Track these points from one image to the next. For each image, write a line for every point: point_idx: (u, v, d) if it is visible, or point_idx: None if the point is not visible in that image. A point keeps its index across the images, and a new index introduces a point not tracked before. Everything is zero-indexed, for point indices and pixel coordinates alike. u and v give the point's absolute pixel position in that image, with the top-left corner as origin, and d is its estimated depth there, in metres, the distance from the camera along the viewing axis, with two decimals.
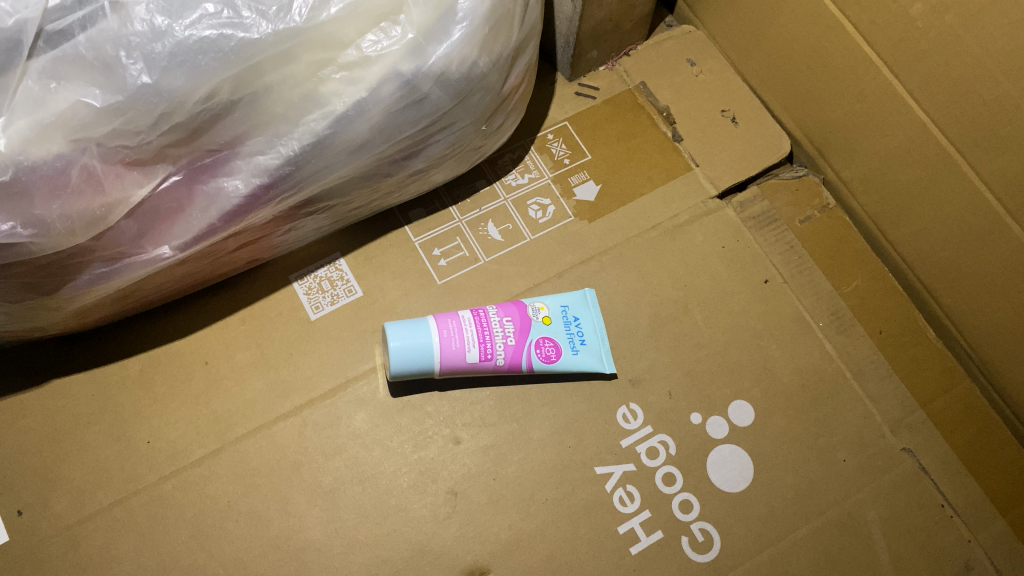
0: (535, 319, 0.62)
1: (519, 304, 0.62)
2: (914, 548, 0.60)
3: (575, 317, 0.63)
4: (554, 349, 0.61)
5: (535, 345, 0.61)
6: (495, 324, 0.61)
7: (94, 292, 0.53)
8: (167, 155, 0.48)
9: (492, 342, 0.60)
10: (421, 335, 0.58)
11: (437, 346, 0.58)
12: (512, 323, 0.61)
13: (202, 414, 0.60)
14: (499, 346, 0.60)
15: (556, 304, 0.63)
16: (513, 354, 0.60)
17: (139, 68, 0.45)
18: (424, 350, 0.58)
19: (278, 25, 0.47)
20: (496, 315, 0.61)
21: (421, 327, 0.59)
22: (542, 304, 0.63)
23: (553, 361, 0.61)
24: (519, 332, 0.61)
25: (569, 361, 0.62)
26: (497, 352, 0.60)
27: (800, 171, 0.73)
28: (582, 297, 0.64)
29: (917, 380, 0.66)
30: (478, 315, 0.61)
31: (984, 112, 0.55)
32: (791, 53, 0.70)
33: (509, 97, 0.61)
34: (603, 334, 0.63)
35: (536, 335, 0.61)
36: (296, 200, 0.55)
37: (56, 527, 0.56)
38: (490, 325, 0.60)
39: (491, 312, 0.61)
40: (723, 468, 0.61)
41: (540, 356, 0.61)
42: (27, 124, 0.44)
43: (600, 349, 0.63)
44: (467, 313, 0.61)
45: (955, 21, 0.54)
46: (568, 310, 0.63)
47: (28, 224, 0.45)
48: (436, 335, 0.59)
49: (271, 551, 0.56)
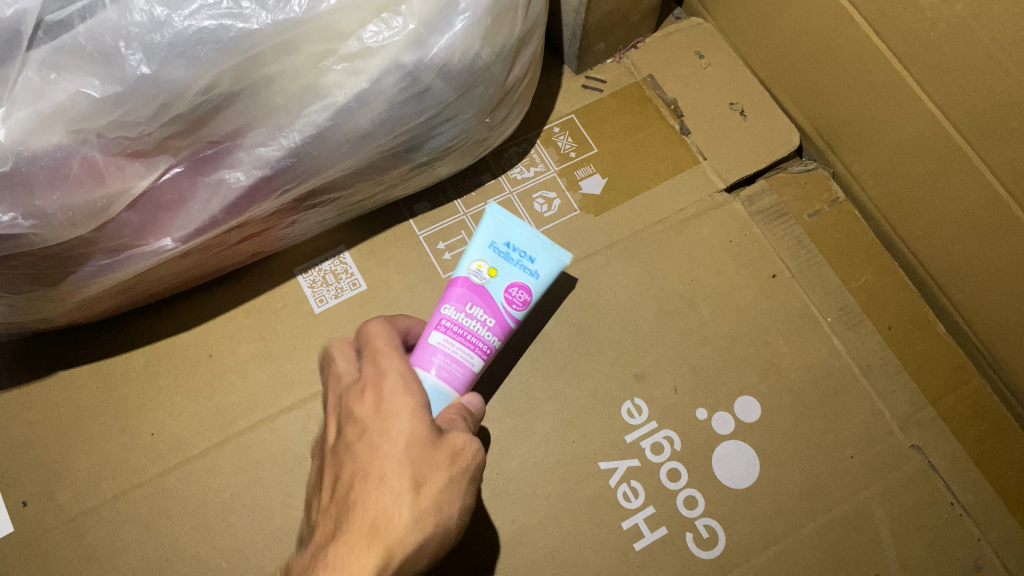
0: (486, 282, 0.48)
1: (459, 284, 0.49)
2: (922, 546, 0.59)
3: (507, 242, 0.49)
4: (522, 290, 0.48)
5: (508, 303, 0.48)
6: (465, 324, 0.47)
7: (97, 283, 0.53)
8: (168, 147, 0.48)
9: (478, 341, 0.47)
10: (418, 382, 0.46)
11: (445, 374, 0.46)
12: (479, 304, 0.48)
13: (205, 407, 0.60)
14: (486, 336, 0.48)
15: (482, 250, 0.49)
16: (502, 329, 0.48)
17: (138, 59, 0.45)
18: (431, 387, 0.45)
19: (277, 16, 0.47)
20: (457, 313, 0.47)
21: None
22: (473, 262, 0.49)
23: (530, 302, 0.49)
24: (488, 305, 0.48)
25: (540, 289, 0.49)
26: (488, 342, 0.48)
27: (809, 164, 0.72)
28: (497, 213, 0.49)
29: (928, 377, 0.65)
30: (447, 320, 0.47)
31: (995, 105, 0.53)
32: (801, 45, 0.68)
33: (513, 89, 0.60)
34: (542, 240, 0.49)
35: (499, 294, 0.48)
36: (299, 192, 0.55)
37: (60, 518, 0.56)
38: (462, 327, 0.47)
39: (450, 312, 0.48)
40: (729, 465, 0.61)
41: (520, 309, 0.49)
42: (27, 115, 0.44)
43: (552, 253, 0.49)
44: (439, 324, 0.47)
45: (966, 11, 0.52)
46: (495, 241, 0.49)
47: (29, 215, 0.46)
48: (430, 368, 0.46)
49: (273, 544, 0.56)
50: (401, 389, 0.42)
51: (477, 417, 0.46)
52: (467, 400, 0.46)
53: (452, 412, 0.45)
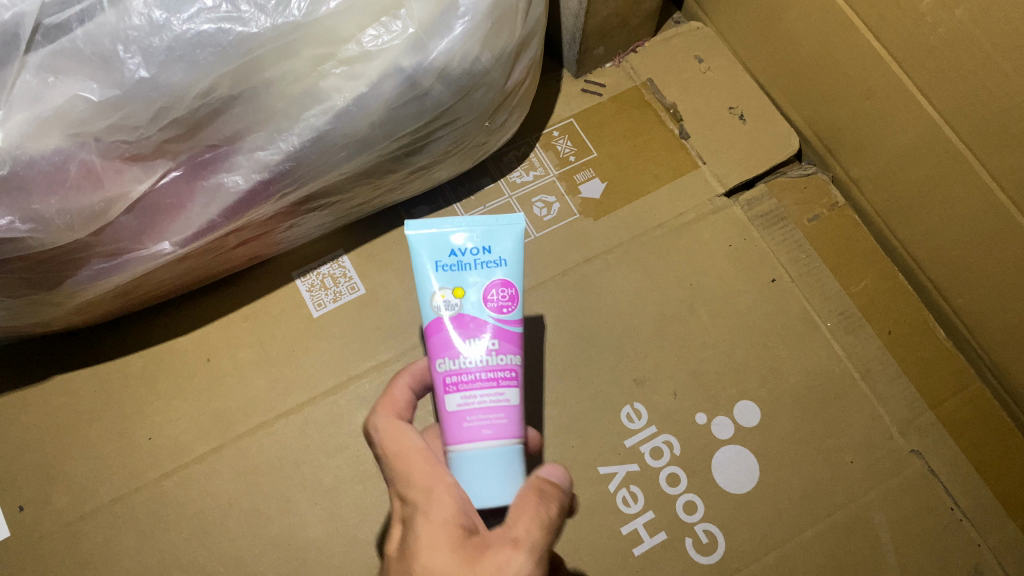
0: (461, 305, 0.40)
1: (438, 327, 0.40)
2: (922, 552, 0.59)
3: (452, 249, 0.41)
4: (502, 287, 0.40)
5: (497, 310, 0.40)
6: (468, 367, 0.39)
7: (96, 287, 0.53)
8: (166, 151, 0.48)
9: (498, 374, 0.39)
10: (475, 458, 0.38)
11: (493, 431, 0.38)
12: (472, 334, 0.40)
13: (203, 411, 0.60)
14: (500, 362, 0.40)
15: (435, 275, 0.40)
16: (512, 340, 0.40)
17: (137, 63, 0.45)
18: (492, 456, 0.38)
19: (277, 20, 0.47)
20: (457, 359, 0.39)
21: (462, 460, 0.38)
22: (435, 295, 0.40)
23: (518, 294, 0.41)
24: (476, 327, 0.40)
25: (518, 274, 0.41)
26: (510, 365, 0.40)
27: (808, 169, 0.72)
28: (426, 226, 0.41)
29: (928, 382, 0.65)
30: (452, 375, 0.39)
31: (995, 110, 0.53)
32: (800, 50, 0.68)
33: (513, 93, 0.60)
34: (484, 221, 0.41)
35: (478, 309, 0.40)
36: (298, 195, 0.55)
37: (57, 523, 0.56)
38: (470, 371, 0.39)
39: (447, 364, 0.40)
40: (729, 470, 0.60)
41: (512, 308, 0.40)
42: (24, 119, 0.44)
43: (502, 227, 0.41)
44: (447, 385, 0.39)
45: (966, 16, 0.52)
46: (440, 257, 0.41)
47: (27, 219, 0.45)
48: (473, 436, 0.38)
49: (271, 548, 0.56)
50: (420, 509, 0.36)
51: (567, 493, 0.39)
52: (547, 473, 0.40)
53: (532, 486, 0.38)
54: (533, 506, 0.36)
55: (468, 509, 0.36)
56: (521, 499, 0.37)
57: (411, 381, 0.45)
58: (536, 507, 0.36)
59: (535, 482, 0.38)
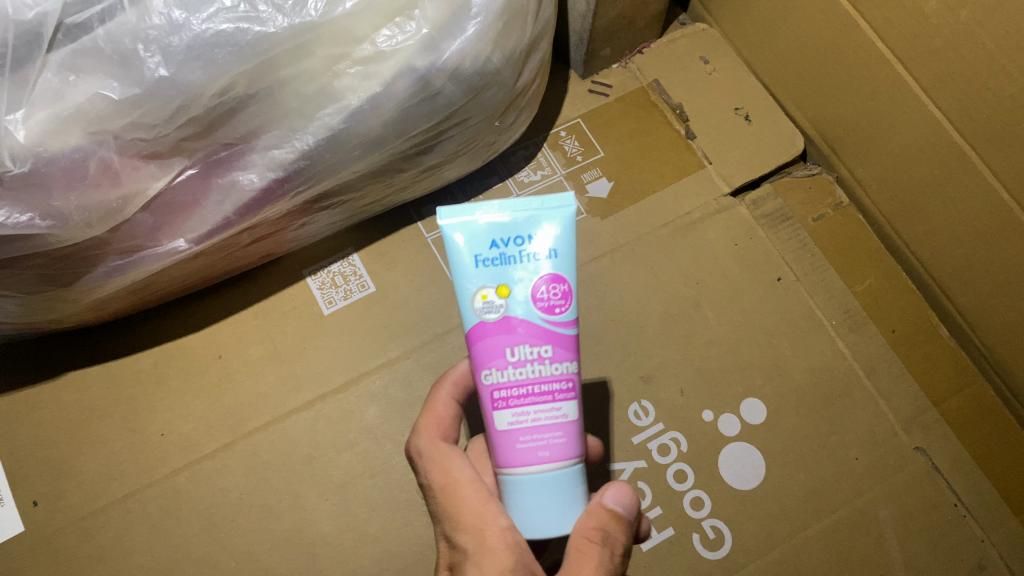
0: (506, 307, 0.37)
1: (483, 333, 0.37)
2: (926, 547, 0.60)
3: (493, 241, 0.37)
4: (553, 283, 0.37)
5: (548, 311, 0.37)
6: (519, 379, 0.37)
7: (111, 283, 0.53)
8: (182, 149, 0.49)
9: (553, 387, 0.37)
10: (532, 483, 0.36)
11: (549, 452, 0.36)
12: (521, 342, 0.37)
13: (214, 407, 0.60)
14: (554, 371, 0.37)
15: (476, 272, 0.37)
16: (566, 344, 0.37)
17: (156, 61, 0.45)
18: (551, 480, 0.36)
19: (294, 19, 0.47)
20: (507, 371, 0.37)
21: (517, 485, 0.36)
22: (477, 295, 0.37)
23: (572, 289, 0.37)
24: (526, 331, 0.37)
25: (570, 266, 0.37)
26: (566, 374, 0.37)
27: (813, 169, 0.73)
28: (462, 217, 0.37)
29: (931, 379, 0.65)
30: (502, 389, 0.37)
31: (999, 111, 0.54)
32: (805, 51, 0.69)
33: (522, 93, 0.61)
34: (530, 205, 0.37)
35: (526, 311, 0.37)
36: (311, 194, 0.55)
37: (70, 518, 0.56)
38: (521, 385, 0.37)
39: (495, 376, 0.37)
40: (735, 466, 0.61)
41: (565, 307, 0.37)
42: (45, 116, 0.44)
43: (550, 213, 0.37)
44: (496, 400, 0.37)
45: (971, 18, 0.53)
46: (479, 249, 0.37)
47: (46, 216, 0.46)
48: (528, 458, 0.36)
49: (282, 543, 0.57)
50: (472, 560, 0.37)
51: (628, 519, 0.39)
52: (608, 499, 0.39)
53: (593, 525, 0.37)
54: (594, 555, 0.37)
55: (525, 556, 0.37)
56: (580, 545, 0.37)
57: (451, 392, 0.46)
58: (597, 558, 0.37)
59: (595, 521, 0.37)
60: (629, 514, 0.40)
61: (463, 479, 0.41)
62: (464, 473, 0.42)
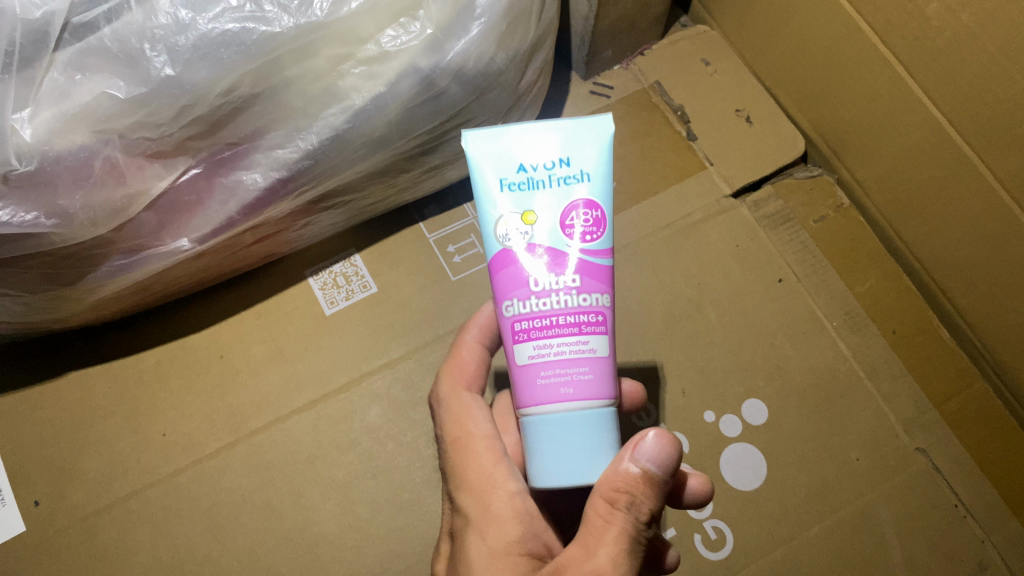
0: (531, 234, 0.37)
1: (507, 262, 0.37)
2: (927, 547, 0.60)
3: (521, 165, 0.37)
4: (586, 209, 0.37)
5: (578, 238, 0.37)
6: (543, 311, 0.36)
7: (115, 283, 0.53)
8: (187, 148, 0.49)
9: (580, 319, 0.36)
10: (558, 424, 0.36)
11: (574, 389, 0.36)
12: (547, 271, 0.37)
13: (217, 407, 0.60)
14: (582, 303, 0.37)
15: (502, 198, 0.37)
16: (595, 274, 0.37)
17: (162, 61, 0.45)
18: (575, 420, 0.35)
19: (299, 19, 0.47)
20: (530, 302, 0.37)
21: (538, 423, 0.36)
22: (500, 222, 0.37)
23: (605, 216, 0.38)
24: (554, 260, 0.37)
25: (603, 193, 0.38)
26: (595, 307, 0.37)
27: (814, 171, 0.74)
28: (490, 142, 0.37)
29: (932, 380, 0.66)
30: (524, 321, 0.37)
31: (1000, 112, 0.54)
32: (806, 54, 0.69)
33: (526, 94, 0.61)
34: (565, 128, 0.37)
35: (554, 238, 0.37)
36: (314, 193, 0.55)
37: (72, 518, 0.56)
38: (545, 316, 0.36)
39: (516, 306, 0.37)
40: (736, 467, 0.61)
41: (595, 234, 0.37)
42: (51, 115, 0.45)
43: (585, 138, 0.37)
44: (519, 332, 0.37)
45: (972, 21, 0.53)
46: (505, 174, 0.37)
47: (52, 215, 0.46)
48: (551, 394, 0.36)
49: (284, 543, 0.57)
50: (475, 527, 0.40)
51: (662, 477, 0.37)
52: (640, 457, 0.36)
53: (616, 489, 0.36)
54: (615, 521, 0.36)
55: (532, 526, 0.39)
56: (600, 508, 0.36)
57: (475, 339, 0.46)
58: (618, 523, 0.36)
59: (619, 483, 0.36)
60: (664, 470, 0.37)
61: (479, 436, 0.42)
62: (480, 429, 0.43)
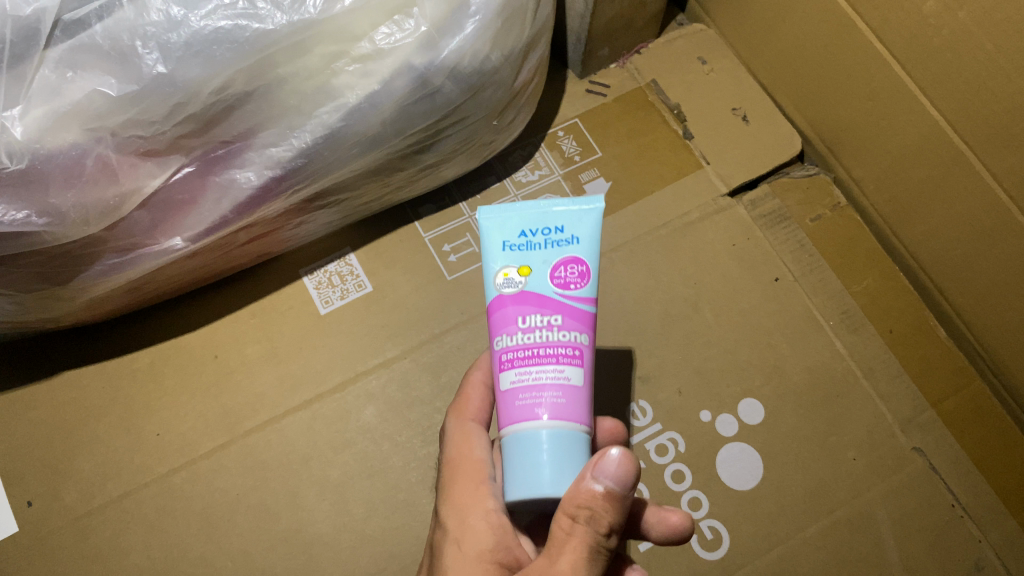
0: (525, 284, 0.39)
1: (500, 305, 0.40)
2: (924, 547, 0.60)
3: (522, 231, 0.40)
4: (573, 264, 0.40)
5: (563, 287, 0.39)
6: (528, 343, 0.39)
7: (107, 282, 0.53)
8: (180, 146, 0.49)
9: (557, 351, 0.38)
10: (528, 440, 0.36)
11: (547, 410, 0.37)
12: (533, 310, 0.39)
13: (211, 407, 0.60)
14: (562, 338, 0.39)
15: (502, 255, 0.40)
16: (578, 317, 0.39)
17: (155, 58, 0.45)
18: (545, 434, 0.36)
19: (292, 17, 0.47)
20: (516, 336, 0.39)
21: (513, 439, 0.37)
22: (499, 273, 0.40)
23: (591, 271, 0.40)
24: (539, 304, 0.39)
25: (590, 252, 0.40)
26: (573, 342, 0.39)
27: (811, 170, 0.73)
28: (496, 212, 0.40)
29: (929, 380, 0.65)
30: (509, 352, 0.39)
31: (998, 110, 0.54)
32: (803, 52, 0.69)
33: (521, 93, 0.61)
34: (562, 203, 0.40)
35: (544, 286, 0.39)
36: (308, 192, 0.55)
37: (66, 518, 0.56)
38: (527, 347, 0.38)
39: (505, 340, 0.39)
40: (733, 467, 0.61)
41: (581, 286, 0.39)
42: (43, 113, 0.44)
43: (581, 211, 0.40)
44: (504, 362, 0.39)
45: (969, 18, 0.53)
46: (508, 237, 0.40)
47: (43, 213, 0.46)
48: (525, 414, 0.37)
49: (279, 544, 0.56)
50: (453, 537, 0.40)
51: (626, 491, 0.36)
52: (601, 472, 0.35)
53: (577, 503, 0.35)
54: (575, 534, 0.35)
55: (504, 539, 0.38)
56: (562, 522, 0.35)
57: (485, 376, 0.47)
58: (577, 538, 0.35)
59: (580, 497, 0.35)
60: (628, 484, 0.36)
61: (475, 459, 0.43)
62: (478, 455, 0.43)
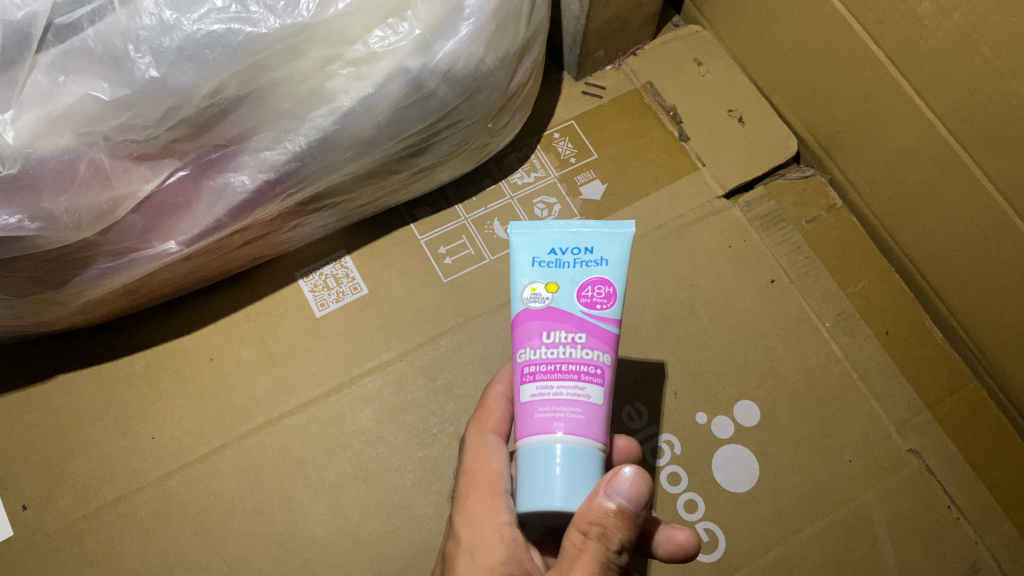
0: (551, 299, 0.40)
1: (525, 318, 0.41)
2: (919, 549, 0.60)
3: (552, 248, 0.41)
4: (600, 285, 0.40)
5: (589, 306, 0.40)
6: (551, 358, 0.39)
7: (101, 286, 0.53)
8: (174, 150, 0.49)
9: (580, 368, 0.39)
10: (543, 453, 0.37)
11: (564, 424, 0.38)
12: (558, 327, 0.40)
13: (206, 410, 0.60)
14: (585, 356, 0.39)
15: (531, 270, 0.41)
16: (601, 336, 0.40)
17: (147, 62, 0.45)
18: (561, 449, 0.37)
19: (286, 20, 0.47)
20: (539, 350, 0.40)
21: (528, 451, 0.37)
22: (527, 287, 0.41)
23: (617, 293, 0.41)
24: (563, 320, 0.40)
25: (619, 274, 0.41)
26: (596, 361, 0.39)
27: (807, 172, 0.73)
28: (527, 228, 0.42)
29: (925, 382, 0.65)
30: (532, 365, 0.40)
31: (992, 112, 0.54)
32: (798, 54, 0.69)
33: (516, 95, 0.61)
34: (593, 225, 0.41)
35: (569, 304, 0.40)
36: (303, 196, 0.55)
37: (60, 523, 0.56)
38: (550, 362, 0.39)
39: (528, 353, 0.40)
40: (728, 469, 0.61)
41: (607, 307, 0.40)
42: (35, 118, 0.44)
43: (612, 234, 0.41)
44: (525, 374, 0.40)
45: (964, 20, 0.53)
46: (538, 253, 0.41)
47: (35, 218, 0.46)
48: (544, 427, 0.38)
49: (274, 548, 0.56)
50: (465, 548, 0.40)
51: (637, 510, 0.36)
52: (613, 491, 0.36)
53: (589, 521, 0.35)
54: (586, 550, 0.35)
55: (516, 554, 0.38)
56: (574, 539, 0.36)
57: (505, 389, 0.46)
58: (589, 554, 0.35)
59: (592, 515, 0.35)
60: (639, 503, 0.36)
61: (491, 471, 0.42)
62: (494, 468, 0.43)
